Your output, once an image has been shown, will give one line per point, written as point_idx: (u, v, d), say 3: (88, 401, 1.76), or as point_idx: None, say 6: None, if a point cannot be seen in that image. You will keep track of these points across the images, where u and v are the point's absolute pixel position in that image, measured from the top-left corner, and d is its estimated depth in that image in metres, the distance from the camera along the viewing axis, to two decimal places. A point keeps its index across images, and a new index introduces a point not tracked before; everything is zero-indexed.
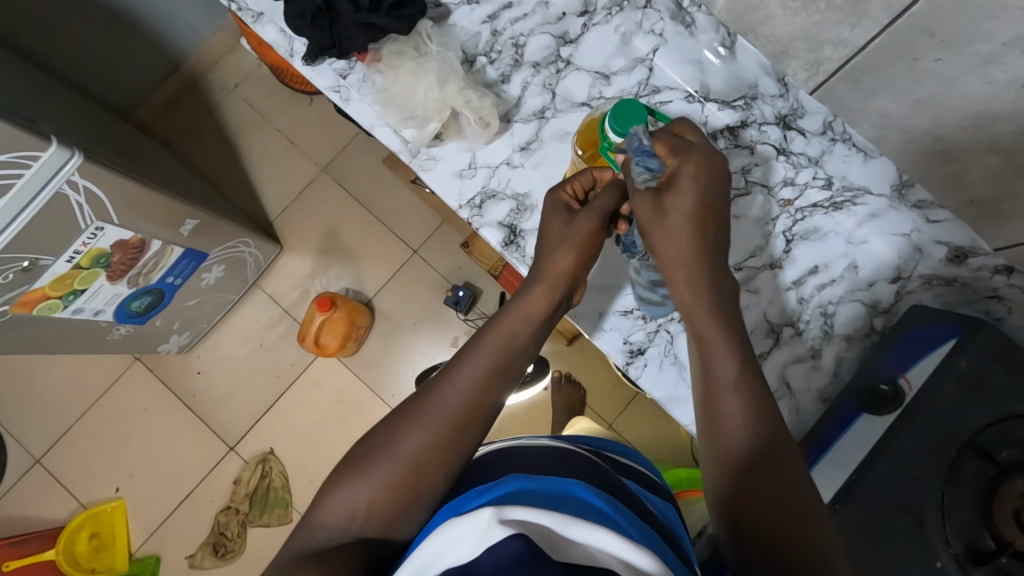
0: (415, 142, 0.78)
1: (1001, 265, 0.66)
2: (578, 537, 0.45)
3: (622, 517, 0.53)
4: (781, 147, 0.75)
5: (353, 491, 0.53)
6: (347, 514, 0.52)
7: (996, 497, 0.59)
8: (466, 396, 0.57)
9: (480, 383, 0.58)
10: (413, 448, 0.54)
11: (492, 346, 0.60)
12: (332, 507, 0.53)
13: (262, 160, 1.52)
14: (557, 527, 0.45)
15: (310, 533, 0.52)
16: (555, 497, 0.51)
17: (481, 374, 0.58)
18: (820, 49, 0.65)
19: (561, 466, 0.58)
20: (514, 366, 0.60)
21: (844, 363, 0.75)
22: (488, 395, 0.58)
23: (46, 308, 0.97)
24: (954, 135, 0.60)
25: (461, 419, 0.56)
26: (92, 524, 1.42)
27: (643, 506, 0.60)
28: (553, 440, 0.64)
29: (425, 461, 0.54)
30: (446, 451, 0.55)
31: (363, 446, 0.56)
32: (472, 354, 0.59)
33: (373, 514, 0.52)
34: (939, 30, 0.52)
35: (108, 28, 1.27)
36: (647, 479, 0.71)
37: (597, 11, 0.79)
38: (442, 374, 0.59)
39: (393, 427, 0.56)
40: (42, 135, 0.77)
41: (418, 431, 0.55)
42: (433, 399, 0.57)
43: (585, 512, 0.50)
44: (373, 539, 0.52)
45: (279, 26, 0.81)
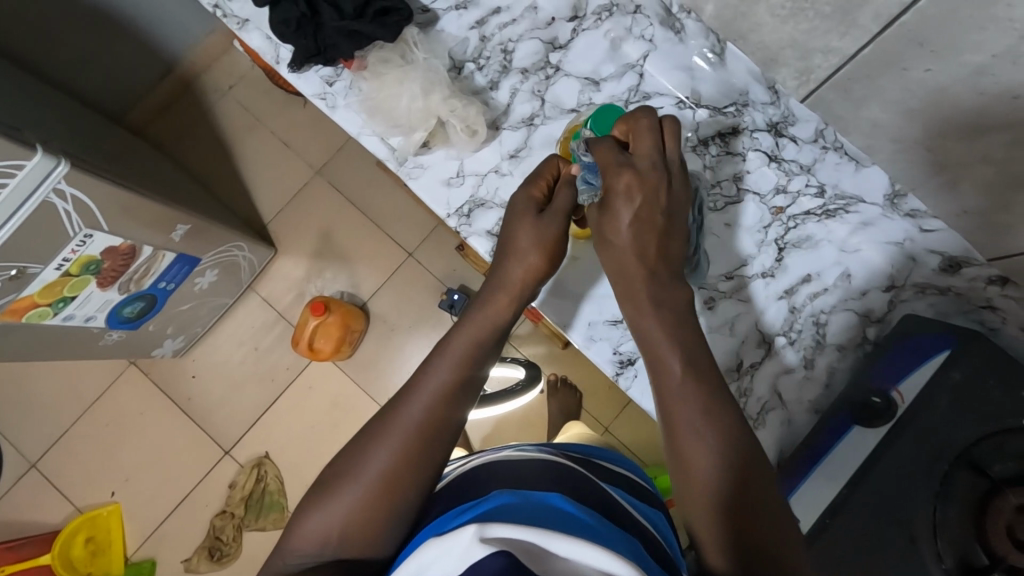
0: (401, 150, 0.77)
1: (995, 276, 0.64)
2: (561, 550, 0.44)
3: (605, 529, 0.52)
4: (772, 154, 0.75)
5: (325, 513, 0.52)
6: (322, 535, 0.52)
7: (989, 512, 0.58)
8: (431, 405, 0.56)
9: (442, 391, 0.57)
10: (382, 467, 0.53)
11: (458, 357, 0.59)
12: (306, 530, 0.52)
13: (255, 163, 1.51)
14: (539, 541, 0.45)
15: (286, 557, 0.52)
16: (538, 511, 0.50)
17: (446, 385, 0.57)
18: (810, 57, 0.64)
19: (543, 479, 0.57)
20: (476, 366, 0.60)
21: (835, 373, 0.75)
22: (455, 406, 0.58)
23: (36, 316, 0.97)
24: (947, 145, 0.59)
25: (425, 428, 0.55)
26: (87, 528, 1.42)
27: (628, 516, 0.60)
28: (538, 450, 0.64)
29: (396, 479, 0.53)
30: (415, 466, 0.54)
31: (334, 467, 0.55)
32: (433, 362, 0.59)
33: (348, 533, 0.52)
34: (929, 41, 0.51)
35: (99, 32, 1.26)
36: (636, 486, 0.70)
37: (587, 16, 0.78)
38: (405, 387, 0.59)
39: (362, 445, 0.55)
40: (26, 143, 0.76)
41: (385, 448, 0.54)
42: (398, 416, 0.56)
43: (566, 525, 0.49)
44: (350, 559, 0.52)
45: (264, 32, 0.80)
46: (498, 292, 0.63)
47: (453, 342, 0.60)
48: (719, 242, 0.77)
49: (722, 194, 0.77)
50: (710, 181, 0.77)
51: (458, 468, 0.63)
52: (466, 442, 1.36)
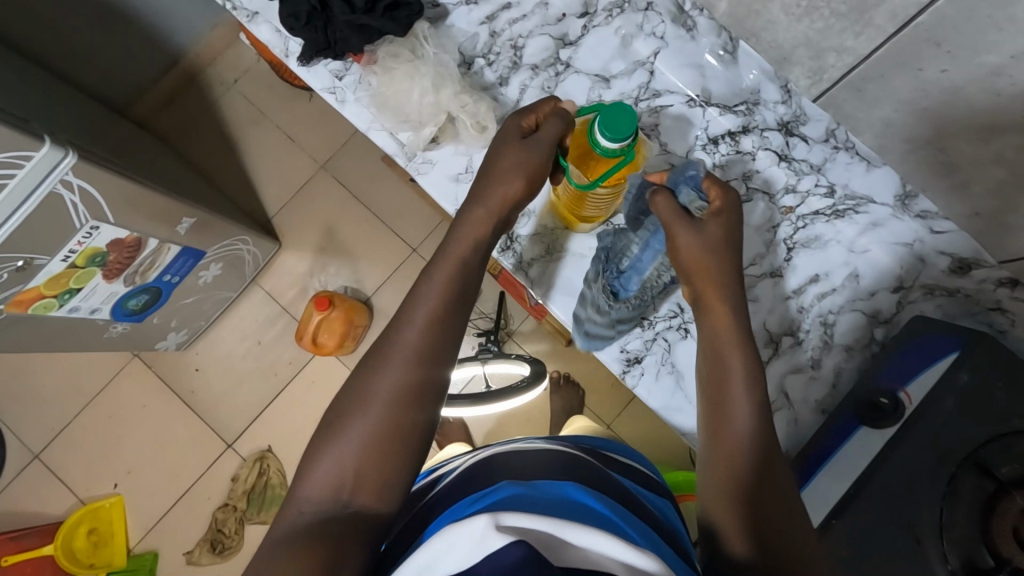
0: (410, 145, 0.77)
1: (1005, 278, 0.64)
2: (577, 540, 0.44)
3: (615, 513, 0.52)
4: (782, 153, 0.74)
5: (336, 456, 0.51)
6: (335, 480, 0.50)
7: (994, 515, 0.59)
8: (424, 339, 0.56)
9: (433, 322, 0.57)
10: (384, 404, 0.53)
11: (446, 291, 0.59)
12: (315, 476, 0.50)
13: (260, 157, 1.51)
14: (556, 532, 0.45)
15: (297, 509, 0.50)
16: (551, 501, 0.51)
17: (438, 315, 0.58)
18: (823, 56, 0.63)
19: (557, 471, 0.57)
20: (467, 296, 0.60)
21: (843, 373, 0.74)
22: (442, 344, 0.57)
23: (41, 307, 0.97)
24: (957, 146, 0.59)
25: (421, 362, 0.55)
26: (90, 520, 1.43)
27: (632, 499, 0.59)
28: (544, 441, 0.63)
29: (399, 417, 0.53)
30: (417, 401, 0.54)
31: (334, 416, 0.54)
32: (422, 296, 0.58)
33: (362, 475, 0.51)
34: (946, 41, 0.51)
35: (105, 23, 1.26)
36: (643, 475, 0.70)
37: (597, 13, 0.78)
38: (392, 326, 0.58)
39: (361, 387, 0.54)
40: (35, 135, 0.76)
41: (385, 384, 0.54)
42: (393, 352, 0.55)
43: (581, 515, 0.49)
44: (366, 506, 0.50)
45: (273, 26, 0.80)
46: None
47: (438, 273, 0.59)
48: None
49: None
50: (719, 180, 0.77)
51: (459, 463, 0.62)
52: (469, 438, 1.36)
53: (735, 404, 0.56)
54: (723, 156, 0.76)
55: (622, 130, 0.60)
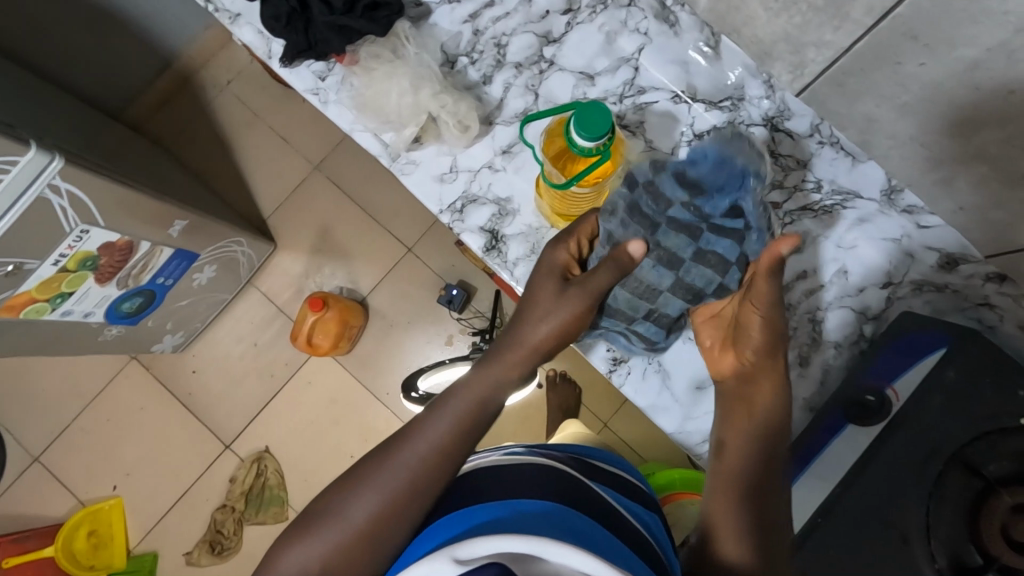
0: (394, 145, 0.77)
1: (992, 273, 0.64)
2: (554, 556, 0.45)
3: (596, 537, 0.52)
4: (768, 149, 0.74)
5: (314, 540, 0.53)
6: (302, 567, 0.53)
7: (982, 514, 0.59)
8: (428, 456, 0.57)
9: (442, 445, 0.58)
10: (364, 508, 0.54)
11: (461, 413, 0.61)
12: (296, 552, 0.53)
13: (254, 159, 1.51)
14: (535, 549, 0.45)
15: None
16: (533, 518, 0.51)
17: (446, 438, 0.58)
18: (803, 51, 0.62)
19: (540, 486, 0.57)
20: (482, 425, 0.61)
21: (832, 372, 0.74)
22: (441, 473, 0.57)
23: (34, 311, 0.97)
24: (941, 141, 0.58)
25: (418, 479, 0.56)
26: (90, 522, 1.44)
27: (615, 514, 0.59)
28: (530, 451, 0.63)
29: (378, 522, 0.53)
30: (399, 513, 0.54)
31: (325, 500, 0.56)
32: (441, 413, 0.60)
33: (328, 573, 0.52)
34: (924, 34, 0.50)
35: (95, 27, 1.26)
36: (631, 487, 0.70)
37: (581, 10, 0.77)
38: (408, 430, 0.60)
39: (350, 485, 0.56)
40: (21, 140, 0.76)
41: (375, 488, 0.55)
42: (398, 457, 0.57)
43: (558, 531, 0.50)
44: None
45: (256, 27, 0.80)
46: (513, 351, 0.66)
47: (456, 404, 0.61)
48: None
49: None
50: None
51: None
52: None
53: (756, 403, 0.64)
54: None
55: (598, 128, 0.60)
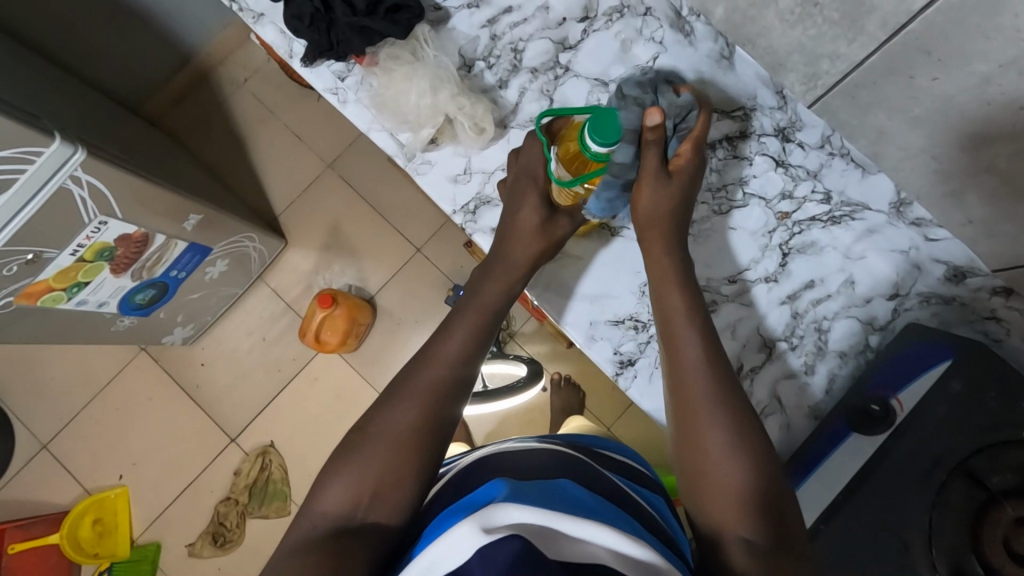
0: (410, 146, 0.78)
1: (999, 286, 0.65)
2: (571, 530, 0.48)
3: (606, 508, 0.54)
4: (779, 159, 0.76)
5: (358, 468, 0.55)
6: (354, 492, 0.54)
7: (985, 524, 0.58)
8: (441, 374, 0.62)
9: (452, 361, 0.63)
10: (400, 426, 0.58)
11: (467, 329, 0.66)
12: (340, 485, 0.55)
13: (267, 156, 1.53)
14: (549, 524, 0.48)
15: (313, 520, 0.54)
16: (544, 489, 0.53)
17: (458, 354, 0.64)
18: (816, 63, 0.64)
19: (549, 471, 0.58)
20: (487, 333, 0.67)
21: (836, 379, 0.76)
22: (458, 382, 0.63)
23: (50, 300, 0.98)
24: (949, 153, 0.59)
25: (438, 395, 0.61)
26: (95, 510, 1.46)
27: (626, 498, 0.60)
28: (539, 441, 0.65)
29: (417, 438, 0.58)
30: (437, 422, 0.59)
31: (356, 433, 0.59)
32: (446, 334, 0.65)
33: (379, 493, 0.55)
34: (936, 49, 0.51)
35: (119, 23, 1.28)
36: (641, 474, 0.71)
37: (598, 17, 0.80)
38: (420, 357, 0.64)
39: (383, 410, 0.59)
40: (44, 131, 0.78)
41: (408, 406, 0.59)
42: (417, 379, 0.62)
43: (572, 505, 0.52)
44: (381, 514, 0.54)
45: (279, 27, 0.81)
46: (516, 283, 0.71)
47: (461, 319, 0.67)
48: (723, 243, 0.79)
49: (727, 198, 0.79)
50: (717, 183, 0.79)
51: (450, 469, 0.63)
52: (469, 438, 1.36)
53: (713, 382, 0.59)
54: (721, 160, 0.78)
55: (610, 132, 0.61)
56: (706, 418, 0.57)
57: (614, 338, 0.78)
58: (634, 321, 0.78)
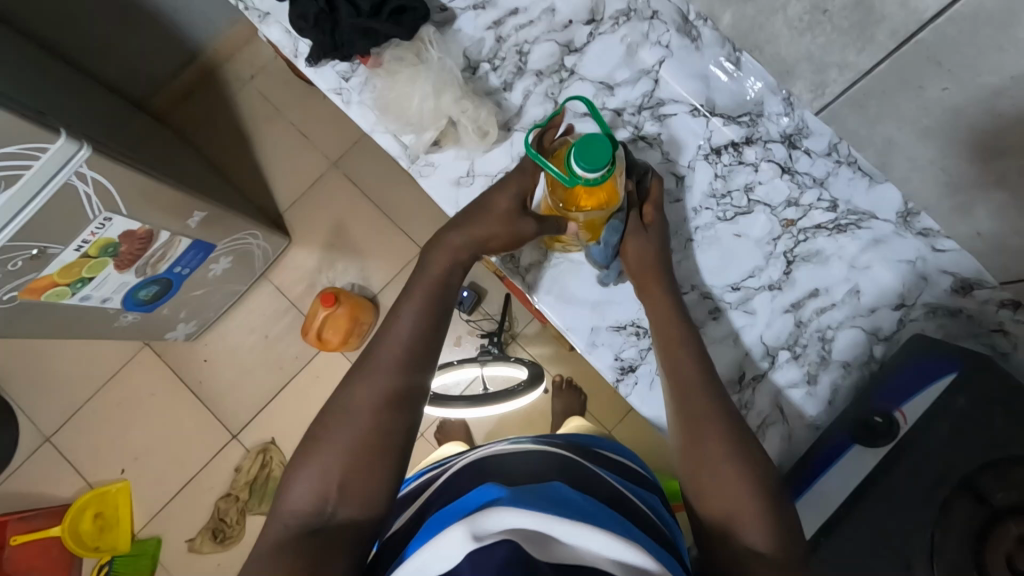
0: (413, 148, 0.78)
1: (1008, 300, 0.66)
2: (563, 535, 0.47)
3: (600, 510, 0.54)
4: (785, 166, 0.75)
5: (321, 466, 0.55)
6: (320, 490, 0.54)
7: (987, 544, 0.56)
8: (399, 357, 0.61)
9: (407, 344, 0.62)
10: (363, 418, 0.57)
11: (426, 310, 0.64)
12: (305, 485, 0.54)
13: (273, 153, 1.53)
14: (542, 526, 0.47)
15: (283, 523, 0.53)
16: (539, 492, 0.53)
17: (415, 336, 0.62)
18: (825, 71, 0.64)
19: (541, 473, 0.59)
20: (445, 310, 0.66)
21: (839, 391, 0.75)
22: (416, 360, 0.62)
23: (54, 295, 0.99)
24: (958, 165, 0.59)
25: (400, 381, 0.60)
26: (97, 503, 1.46)
27: (624, 499, 0.60)
28: (534, 442, 0.65)
29: (380, 426, 0.57)
30: (398, 408, 0.59)
31: (318, 431, 0.58)
32: (400, 316, 0.64)
33: (347, 487, 0.54)
34: (948, 60, 0.51)
35: (128, 19, 1.29)
36: (638, 476, 0.70)
37: (604, 20, 0.79)
38: (374, 344, 0.63)
39: (341, 405, 0.58)
40: (51, 127, 0.78)
41: (366, 395, 0.58)
42: (374, 367, 0.60)
43: (563, 507, 0.51)
44: (351, 508, 0.54)
45: (284, 26, 0.81)
46: None
47: (416, 296, 0.65)
48: (727, 250, 0.78)
49: (732, 205, 0.78)
50: (721, 190, 0.78)
51: (442, 472, 0.63)
52: (470, 438, 1.35)
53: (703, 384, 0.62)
54: (725, 166, 0.78)
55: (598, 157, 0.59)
56: (704, 416, 0.60)
57: (613, 348, 0.78)
58: (636, 327, 0.78)
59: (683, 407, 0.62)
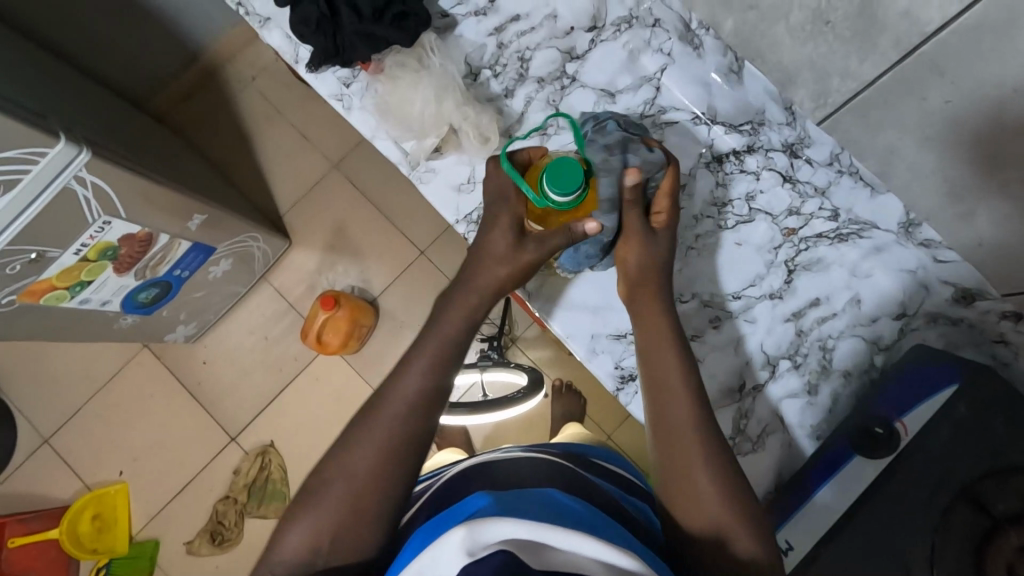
0: (413, 154, 0.78)
1: (1010, 311, 0.64)
2: (558, 542, 0.47)
3: (593, 517, 0.53)
4: (786, 175, 0.75)
5: (313, 523, 0.55)
6: (310, 545, 0.54)
7: (988, 552, 0.57)
8: (403, 412, 0.59)
9: (411, 401, 0.60)
10: (360, 474, 0.56)
11: (433, 362, 0.62)
12: (295, 536, 0.55)
13: (273, 155, 1.53)
14: (536, 535, 0.47)
15: (273, 570, 0.54)
16: (533, 501, 0.53)
17: (421, 390, 0.60)
18: (827, 80, 0.64)
19: (534, 481, 0.59)
20: (454, 361, 0.63)
21: (840, 400, 0.75)
22: (424, 417, 0.60)
23: (53, 298, 0.98)
24: (959, 176, 0.59)
25: (402, 438, 0.58)
26: (95, 505, 1.46)
27: (619, 508, 0.60)
28: (525, 450, 0.66)
29: (376, 486, 0.56)
30: (398, 474, 0.57)
31: (315, 478, 0.57)
32: (409, 366, 0.62)
33: (337, 544, 0.54)
34: (950, 71, 0.52)
35: (128, 21, 1.28)
36: (632, 484, 0.69)
37: (605, 28, 0.80)
38: (381, 395, 0.61)
39: (339, 457, 0.57)
40: (50, 131, 0.78)
41: (365, 450, 0.57)
42: (377, 419, 0.59)
43: (555, 514, 0.51)
44: (341, 563, 0.54)
45: (285, 31, 0.81)
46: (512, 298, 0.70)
47: (424, 349, 0.63)
48: (728, 258, 0.78)
49: (733, 213, 0.78)
50: (722, 198, 0.78)
51: (439, 480, 0.64)
52: (469, 442, 1.35)
53: (682, 382, 0.61)
54: (727, 175, 0.78)
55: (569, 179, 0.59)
56: (695, 421, 0.59)
57: (612, 357, 0.78)
58: (636, 335, 0.78)
59: (665, 418, 0.60)
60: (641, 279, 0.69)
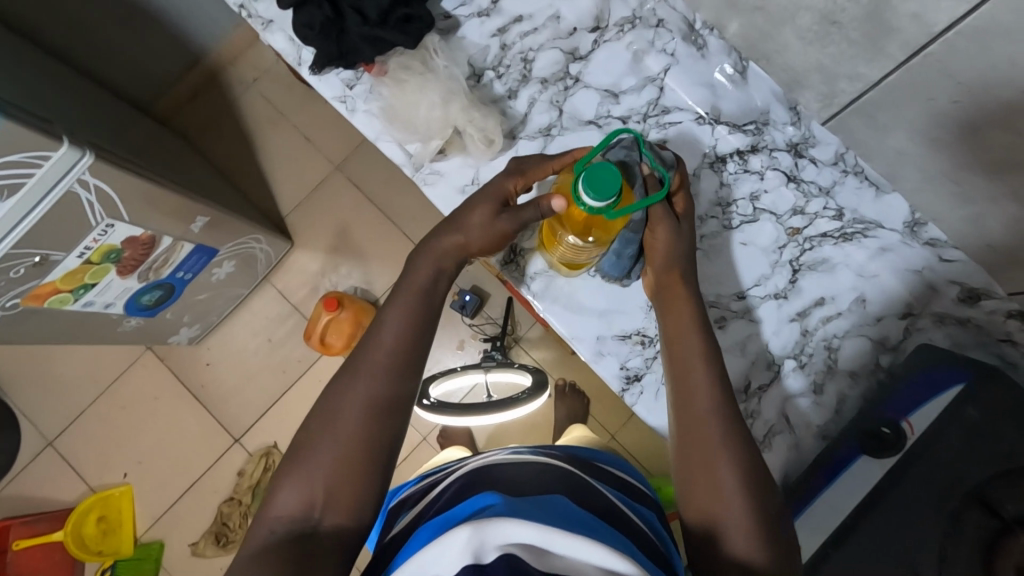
0: (418, 156, 0.78)
1: (1015, 310, 0.66)
2: (558, 546, 0.47)
3: (599, 523, 0.54)
4: (791, 174, 0.76)
5: (307, 480, 0.55)
6: (304, 500, 0.54)
7: (998, 552, 0.55)
8: (386, 376, 0.60)
9: (387, 357, 0.61)
10: (350, 431, 0.57)
11: (413, 315, 0.64)
12: (289, 493, 0.55)
13: (276, 156, 1.53)
14: (540, 539, 0.47)
15: (268, 528, 0.54)
16: (538, 504, 0.53)
17: (401, 345, 0.62)
18: (834, 82, 0.65)
19: (537, 484, 0.59)
20: (433, 314, 0.65)
21: (846, 400, 0.75)
22: (404, 369, 0.61)
23: (58, 301, 0.98)
24: (968, 176, 0.59)
25: (386, 394, 0.60)
26: (101, 507, 1.46)
27: (620, 513, 0.60)
28: (531, 452, 0.66)
29: (366, 441, 0.57)
30: (385, 437, 0.58)
31: (304, 435, 0.58)
32: (388, 322, 0.63)
33: (332, 497, 0.55)
34: (958, 73, 0.52)
35: (131, 24, 1.28)
36: (634, 489, 0.70)
37: (609, 28, 0.80)
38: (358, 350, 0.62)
39: (326, 416, 0.58)
40: (55, 135, 0.78)
41: (351, 407, 0.58)
42: (360, 376, 0.60)
43: (556, 516, 0.51)
44: (338, 516, 0.55)
45: (288, 34, 0.81)
46: None
47: (403, 302, 0.64)
48: (733, 259, 0.78)
49: (738, 213, 0.78)
50: (726, 198, 0.78)
51: (442, 482, 0.64)
52: (473, 443, 1.35)
53: (698, 386, 0.62)
54: (731, 174, 0.78)
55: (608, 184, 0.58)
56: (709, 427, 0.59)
57: (618, 357, 0.78)
58: (641, 336, 0.78)
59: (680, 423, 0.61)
60: (663, 271, 0.69)
